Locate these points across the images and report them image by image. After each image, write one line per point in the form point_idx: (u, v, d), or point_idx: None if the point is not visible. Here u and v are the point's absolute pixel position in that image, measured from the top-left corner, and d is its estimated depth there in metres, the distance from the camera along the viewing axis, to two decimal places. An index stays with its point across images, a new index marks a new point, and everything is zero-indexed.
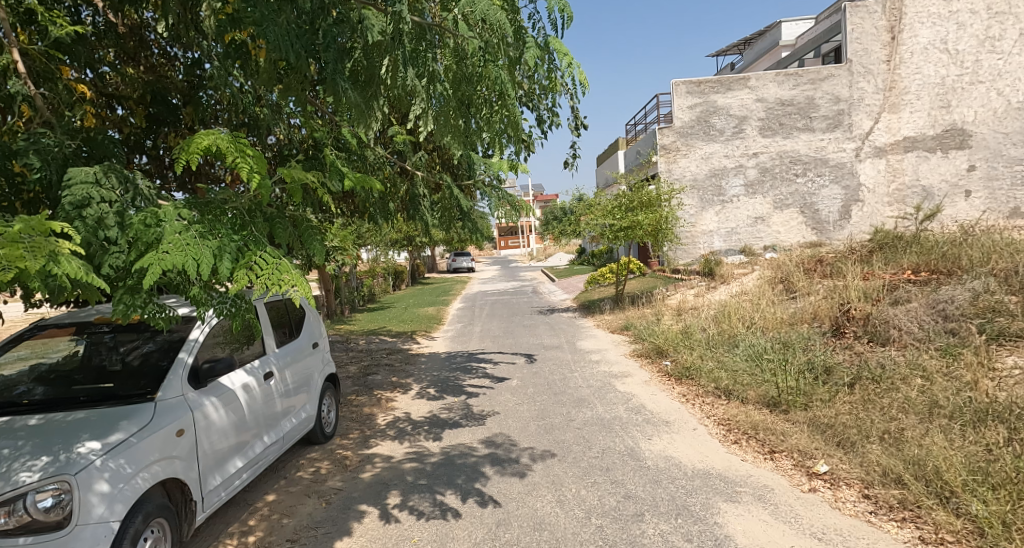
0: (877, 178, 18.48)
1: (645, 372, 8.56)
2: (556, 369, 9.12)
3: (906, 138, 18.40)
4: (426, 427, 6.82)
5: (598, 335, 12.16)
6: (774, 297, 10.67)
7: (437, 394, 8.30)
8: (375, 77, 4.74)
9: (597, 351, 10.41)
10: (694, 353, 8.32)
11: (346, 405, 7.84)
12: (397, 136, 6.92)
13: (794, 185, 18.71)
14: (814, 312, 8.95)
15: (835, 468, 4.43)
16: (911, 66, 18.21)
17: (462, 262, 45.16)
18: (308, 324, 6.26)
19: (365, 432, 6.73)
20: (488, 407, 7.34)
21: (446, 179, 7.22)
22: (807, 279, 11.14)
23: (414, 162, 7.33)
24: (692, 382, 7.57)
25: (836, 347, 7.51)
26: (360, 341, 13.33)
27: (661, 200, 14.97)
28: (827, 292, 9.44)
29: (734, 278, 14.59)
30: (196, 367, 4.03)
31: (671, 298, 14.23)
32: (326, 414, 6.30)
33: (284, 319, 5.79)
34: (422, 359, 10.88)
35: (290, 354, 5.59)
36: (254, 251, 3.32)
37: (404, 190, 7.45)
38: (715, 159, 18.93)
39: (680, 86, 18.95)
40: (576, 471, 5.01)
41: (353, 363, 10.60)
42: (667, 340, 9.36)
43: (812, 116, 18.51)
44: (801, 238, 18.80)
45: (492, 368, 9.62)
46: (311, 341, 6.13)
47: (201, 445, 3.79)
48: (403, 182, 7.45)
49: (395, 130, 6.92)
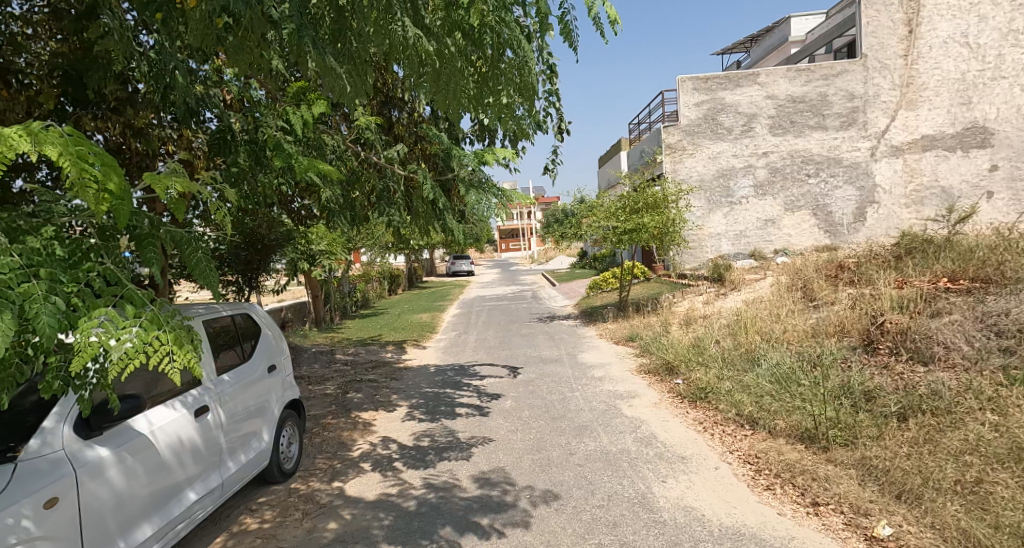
0: (894, 179, 17.61)
1: (654, 392, 7.67)
2: (556, 387, 8.22)
3: (925, 136, 17.48)
4: (406, 458, 5.89)
5: (601, 347, 11.28)
6: (794, 305, 9.78)
7: (422, 415, 7.40)
8: (346, 28, 3.76)
9: (599, 365, 9.52)
10: (709, 371, 7.45)
11: (318, 430, 6.94)
12: (361, 120, 6.05)
13: (806, 186, 17.84)
14: (840, 324, 8.09)
15: (900, 530, 3.56)
16: (929, 61, 17.32)
17: (461, 266, 44.20)
18: (265, 343, 5.41)
19: (334, 464, 5.79)
20: (478, 434, 6.43)
21: (420, 171, 6.21)
22: (829, 286, 10.25)
23: (386, 154, 6.42)
24: (708, 406, 6.68)
25: (870, 366, 6.62)
26: (346, 352, 12.45)
27: (668, 201, 14.05)
28: (854, 302, 8.57)
29: (746, 284, 13.71)
30: (89, 410, 3.18)
31: (678, 306, 13.37)
32: (285, 447, 5.40)
33: (232, 340, 4.94)
34: (410, 373, 10.01)
35: (236, 379, 4.70)
36: (105, 304, 2.37)
37: (373, 185, 6.55)
38: (723, 159, 18.04)
39: (686, 82, 18.05)
40: (577, 528, 4.12)
41: (335, 378, 9.73)
42: (678, 354, 8.46)
43: (825, 113, 17.64)
44: (814, 241, 17.94)
45: (485, 384, 8.73)
46: (266, 363, 5.24)
47: (90, 510, 2.92)
48: (370, 174, 6.60)
49: (360, 113, 6.00)
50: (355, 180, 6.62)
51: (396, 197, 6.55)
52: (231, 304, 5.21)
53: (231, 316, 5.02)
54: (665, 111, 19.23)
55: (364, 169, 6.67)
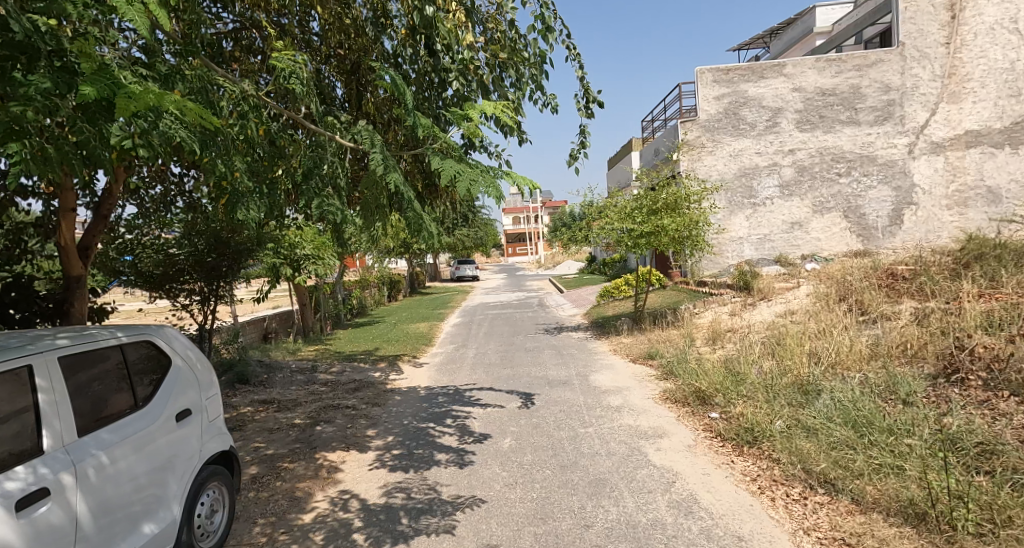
0: (935, 178, 16.10)
1: (684, 429, 6.29)
2: (565, 420, 6.85)
3: (969, 132, 15.96)
4: (371, 525, 4.52)
5: (616, 366, 9.86)
6: (843, 319, 8.33)
7: (401, 457, 6.04)
8: None
9: (616, 391, 8.10)
10: (751, 404, 6.08)
11: (268, 480, 5.58)
12: (279, 61, 4.47)
13: (837, 186, 16.34)
14: (911, 349, 6.66)
15: None
16: (974, 49, 15.85)
17: (467, 270, 42.72)
18: (176, 377, 4.04)
19: (276, 537, 4.41)
20: (467, 489, 5.08)
21: (373, 136, 4.74)
22: (882, 297, 8.82)
23: (329, 123, 5.04)
24: (754, 453, 5.26)
25: (967, 404, 5.15)
26: (330, 370, 11.09)
27: (689, 201, 12.60)
28: (924, 322, 7.16)
29: (777, 293, 12.28)
30: None
31: (701, 318, 11.96)
32: (203, 520, 4.02)
33: (118, 376, 3.60)
34: (397, 397, 8.68)
35: (120, 434, 3.36)
36: None
37: (301, 159, 4.98)
38: (745, 157, 16.61)
39: (706, 74, 16.67)
40: None
41: (307, 405, 8.38)
42: (712, 381, 7.01)
43: (857, 107, 16.21)
44: (845, 246, 16.46)
45: (482, 415, 7.36)
46: (173, 410, 3.85)
47: None
48: (297, 145, 5.07)
49: (287, 55, 4.62)
50: (277, 155, 5.08)
51: (337, 176, 5.04)
52: (127, 328, 3.88)
53: (119, 343, 3.69)
54: (682, 105, 17.81)
55: (298, 139, 5.18)
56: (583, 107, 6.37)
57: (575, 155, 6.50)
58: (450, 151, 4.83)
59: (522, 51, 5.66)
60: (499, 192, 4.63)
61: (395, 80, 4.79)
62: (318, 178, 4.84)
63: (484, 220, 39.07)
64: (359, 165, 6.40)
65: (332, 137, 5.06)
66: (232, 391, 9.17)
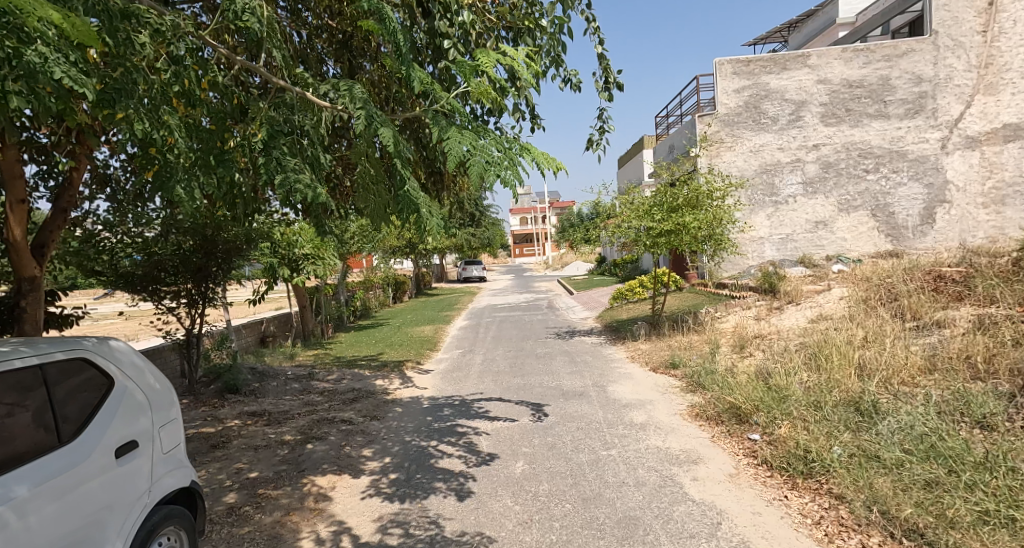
0: (970, 174, 15.20)
1: (720, 452, 5.51)
2: (584, 440, 6.09)
3: (1006, 125, 15.06)
4: None
5: (634, 376, 9.09)
6: (889, 324, 7.52)
7: (398, 483, 5.29)
8: None
9: (638, 405, 7.31)
10: (796, 425, 5.31)
11: (245, 511, 4.84)
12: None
13: (863, 183, 15.49)
14: (981, 360, 5.85)
15: None
16: (1013, 37, 14.96)
17: (474, 271, 42.06)
18: (120, 398, 3.32)
19: None
20: (475, 525, 4.33)
21: (363, 99, 4.04)
22: (931, 300, 7.99)
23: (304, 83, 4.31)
24: (812, 487, 4.44)
25: None
26: (328, 377, 10.37)
27: (711, 197, 11.77)
28: (989, 331, 6.35)
29: (806, 296, 11.48)
30: None
31: (724, 322, 11.17)
32: None
33: (33, 405, 2.89)
34: (397, 409, 7.95)
35: (27, 482, 2.64)
36: None
37: (260, 121, 4.14)
38: (766, 152, 15.79)
39: (725, 65, 15.84)
40: None
41: (299, 418, 7.65)
42: (749, 396, 6.20)
43: (886, 100, 15.35)
44: (873, 246, 15.59)
45: (490, 432, 6.60)
46: (111, 443, 3.12)
47: None
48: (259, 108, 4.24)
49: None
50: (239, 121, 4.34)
51: (317, 151, 4.23)
52: (56, 343, 3.17)
53: (40, 362, 2.99)
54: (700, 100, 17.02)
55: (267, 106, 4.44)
56: (603, 85, 5.67)
57: (594, 140, 5.84)
58: (456, 122, 4.19)
59: (535, 18, 5.02)
60: (517, 175, 3.97)
61: (389, 36, 4.12)
62: (283, 146, 3.96)
63: (491, 220, 38.28)
64: (350, 147, 5.68)
65: (308, 99, 4.31)
66: (220, 402, 8.46)
